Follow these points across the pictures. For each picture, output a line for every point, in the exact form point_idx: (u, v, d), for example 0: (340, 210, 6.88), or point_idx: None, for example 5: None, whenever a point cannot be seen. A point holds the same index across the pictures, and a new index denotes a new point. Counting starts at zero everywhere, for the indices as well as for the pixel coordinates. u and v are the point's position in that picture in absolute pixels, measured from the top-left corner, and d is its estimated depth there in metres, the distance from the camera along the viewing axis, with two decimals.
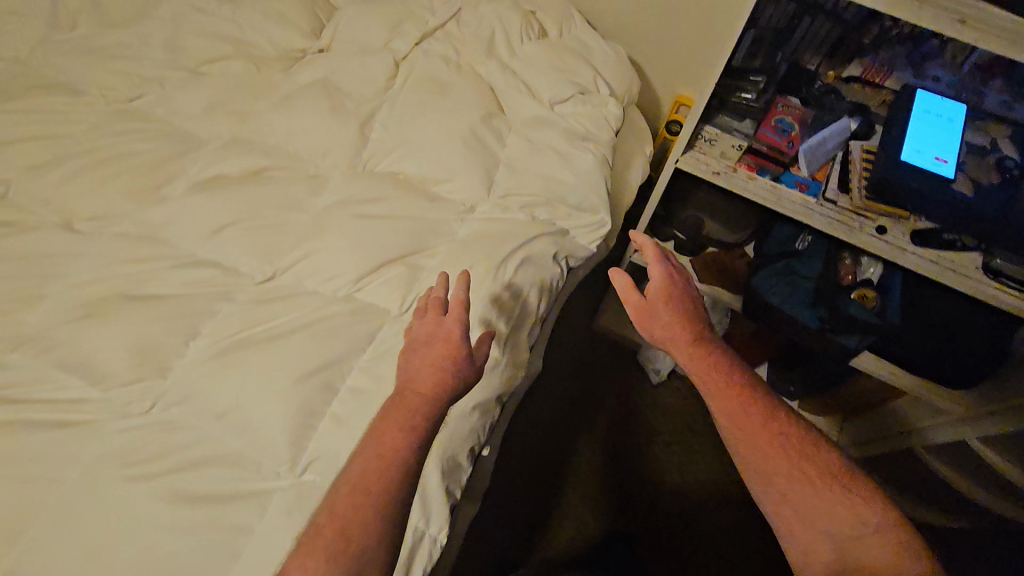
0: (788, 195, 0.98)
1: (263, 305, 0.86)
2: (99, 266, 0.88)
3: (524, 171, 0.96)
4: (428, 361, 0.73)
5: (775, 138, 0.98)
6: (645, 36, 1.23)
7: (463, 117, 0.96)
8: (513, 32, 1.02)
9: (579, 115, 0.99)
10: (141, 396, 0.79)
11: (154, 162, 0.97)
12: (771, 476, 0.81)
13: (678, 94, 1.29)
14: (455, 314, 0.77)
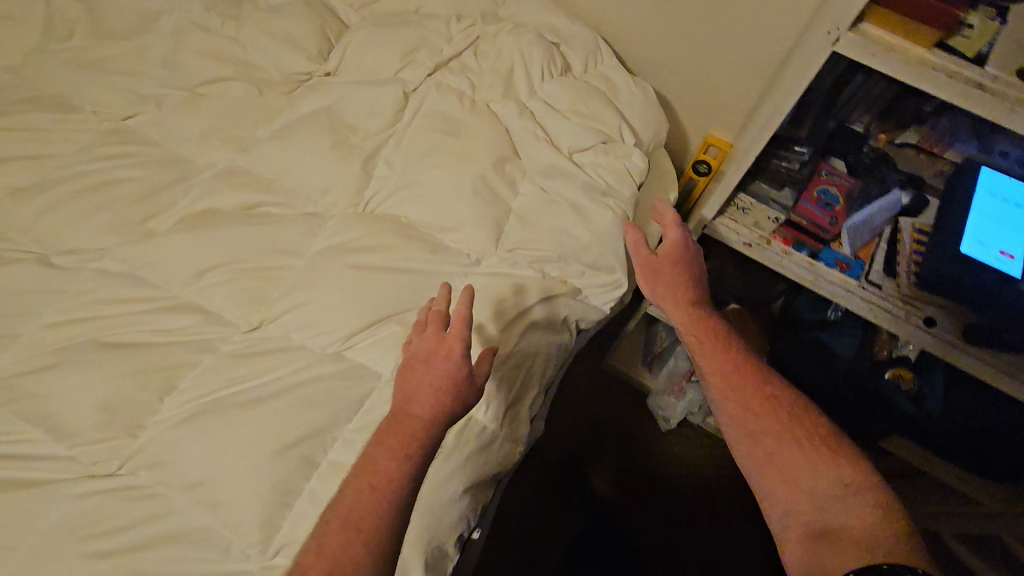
0: (826, 275, 0.94)
1: (246, 360, 0.80)
2: (76, 306, 0.82)
3: (536, 225, 0.89)
4: (426, 384, 0.70)
5: (816, 212, 0.97)
6: (677, 72, 1.13)
7: (474, 162, 0.88)
8: (534, 68, 0.94)
9: (599, 166, 0.91)
10: (108, 457, 0.73)
11: (143, 192, 0.91)
12: (755, 434, 0.81)
13: (709, 134, 1.19)
14: (456, 333, 0.72)
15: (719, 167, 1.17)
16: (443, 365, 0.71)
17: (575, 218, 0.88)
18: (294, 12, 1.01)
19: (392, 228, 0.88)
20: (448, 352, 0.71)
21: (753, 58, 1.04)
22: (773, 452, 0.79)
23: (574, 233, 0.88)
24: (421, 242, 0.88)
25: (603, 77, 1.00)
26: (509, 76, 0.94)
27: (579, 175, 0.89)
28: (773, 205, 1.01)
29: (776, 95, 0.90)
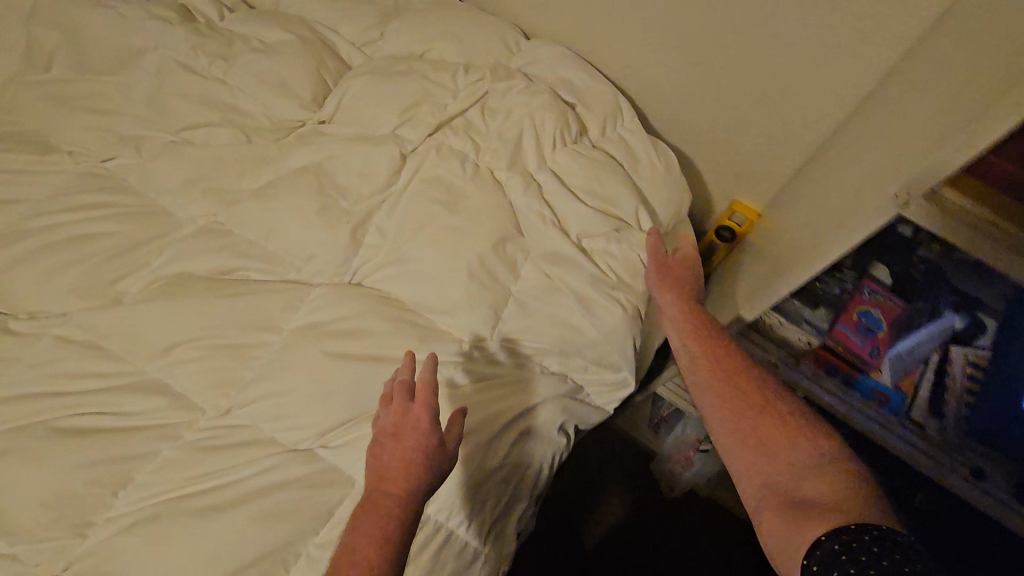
0: (861, 409, 0.89)
1: (209, 453, 0.73)
2: (32, 380, 0.76)
3: (537, 316, 0.80)
4: (399, 459, 0.63)
5: (854, 339, 0.90)
6: (705, 133, 1.03)
7: (473, 241, 0.80)
8: (546, 136, 0.86)
9: (610, 255, 0.84)
10: (52, 558, 0.67)
11: (113, 249, 0.84)
12: (740, 412, 0.71)
13: (735, 200, 1.08)
14: (424, 403, 0.66)
15: (745, 235, 1.09)
16: (413, 436, 0.65)
17: (582, 313, 0.80)
18: (289, 53, 0.92)
19: (378, 308, 0.80)
20: (417, 419, 0.65)
21: (790, 129, 0.93)
22: (749, 423, 0.70)
23: (580, 328, 0.79)
24: (409, 327, 0.79)
25: (620, 148, 0.92)
26: (516, 144, 0.85)
27: (589, 265, 0.81)
28: (807, 326, 0.94)
29: (817, 208, 0.81)
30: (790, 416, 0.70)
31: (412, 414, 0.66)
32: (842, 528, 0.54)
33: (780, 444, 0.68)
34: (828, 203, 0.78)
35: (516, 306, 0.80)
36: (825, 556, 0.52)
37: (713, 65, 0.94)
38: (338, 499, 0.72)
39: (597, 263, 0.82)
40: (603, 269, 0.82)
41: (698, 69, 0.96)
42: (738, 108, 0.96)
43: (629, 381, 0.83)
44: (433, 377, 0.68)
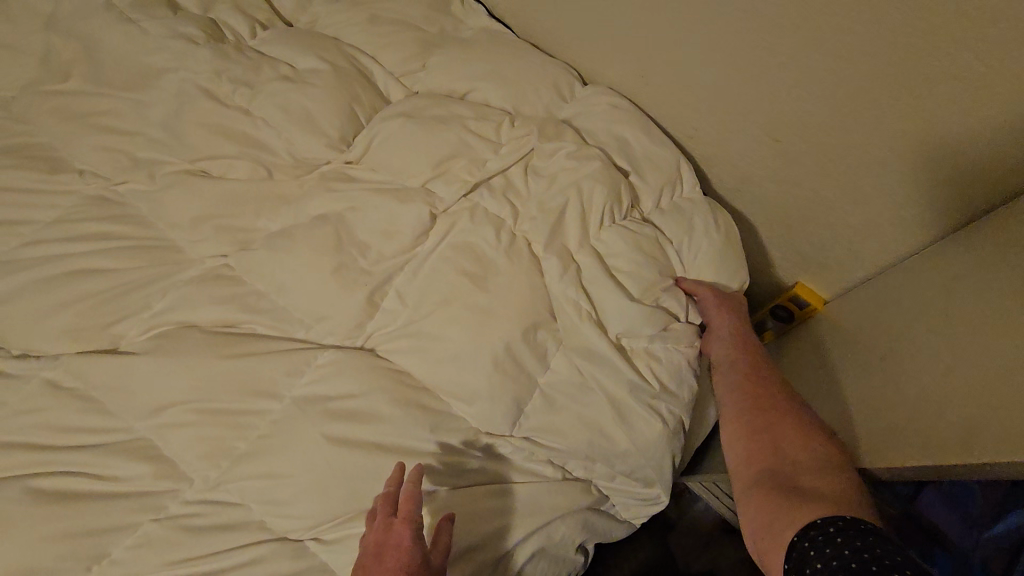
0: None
1: (192, 536, 0.67)
2: (12, 429, 0.70)
3: (571, 416, 0.73)
4: None
5: (943, 512, 0.77)
6: (769, 207, 0.93)
7: (502, 326, 0.72)
8: (592, 212, 0.79)
9: (653, 358, 0.78)
10: None
11: (116, 287, 0.78)
12: (756, 417, 0.74)
13: (798, 282, 0.98)
14: (407, 519, 0.58)
15: (805, 317, 0.99)
16: (395, 557, 0.56)
17: (623, 423, 0.74)
18: (322, 87, 0.86)
19: (388, 387, 0.72)
20: (399, 535, 0.57)
21: (874, 225, 0.83)
22: (760, 422, 0.73)
23: (619, 441, 0.74)
24: (420, 414, 0.70)
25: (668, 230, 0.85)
26: (559, 219, 0.79)
27: (637, 372, 0.76)
28: (889, 493, 0.81)
29: (911, 375, 0.73)
30: (805, 421, 0.72)
31: (395, 532, 0.58)
32: (818, 529, 0.56)
33: (789, 448, 0.69)
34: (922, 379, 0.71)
35: (546, 403, 0.73)
36: (801, 553, 0.55)
37: (790, 138, 0.84)
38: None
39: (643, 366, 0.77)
40: (649, 373, 0.77)
41: (773, 141, 0.86)
42: (815, 189, 0.86)
43: (664, 500, 0.78)
44: (416, 486, 0.61)
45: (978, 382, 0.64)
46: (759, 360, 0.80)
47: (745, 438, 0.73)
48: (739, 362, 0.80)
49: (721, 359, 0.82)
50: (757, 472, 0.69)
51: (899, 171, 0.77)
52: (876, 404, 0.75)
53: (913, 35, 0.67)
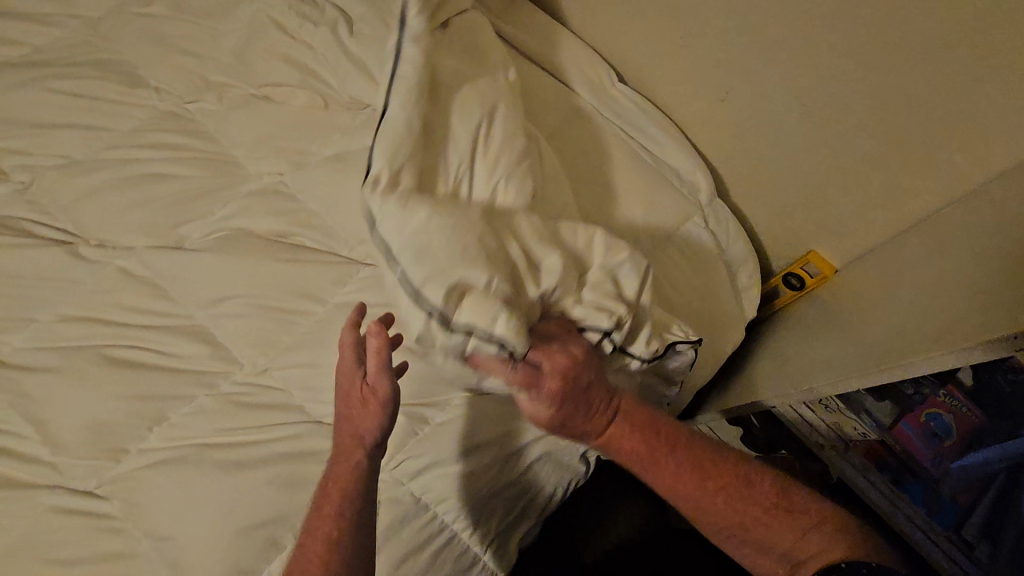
0: (908, 512, 0.82)
1: (237, 412, 0.75)
2: (90, 306, 0.80)
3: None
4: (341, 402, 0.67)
5: (916, 441, 0.78)
6: (783, 174, 0.95)
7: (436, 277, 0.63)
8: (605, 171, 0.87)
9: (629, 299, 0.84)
10: (88, 475, 0.73)
11: (182, 192, 0.87)
12: (676, 489, 0.75)
13: (813, 251, 0.98)
14: (349, 351, 0.67)
15: (814, 287, 1.00)
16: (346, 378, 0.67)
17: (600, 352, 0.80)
18: (378, 28, 0.93)
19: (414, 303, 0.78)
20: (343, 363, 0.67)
21: (839, 222, 0.92)
22: (704, 470, 0.76)
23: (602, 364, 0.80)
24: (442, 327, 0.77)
25: (682, 197, 0.92)
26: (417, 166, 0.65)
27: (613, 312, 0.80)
28: (866, 416, 0.82)
29: (884, 307, 0.81)
30: (713, 461, 0.77)
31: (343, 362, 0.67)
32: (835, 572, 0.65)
33: (736, 508, 0.74)
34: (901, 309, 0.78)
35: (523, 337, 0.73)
36: None
37: (775, 131, 0.93)
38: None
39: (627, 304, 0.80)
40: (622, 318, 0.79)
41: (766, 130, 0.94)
42: (795, 182, 0.94)
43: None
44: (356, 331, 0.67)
45: (950, 302, 0.72)
46: (648, 435, 0.76)
47: (712, 509, 0.75)
48: (640, 426, 0.76)
49: (636, 446, 0.76)
50: (723, 536, 0.76)
51: (879, 143, 0.82)
52: (853, 346, 0.81)
53: (884, 66, 0.77)
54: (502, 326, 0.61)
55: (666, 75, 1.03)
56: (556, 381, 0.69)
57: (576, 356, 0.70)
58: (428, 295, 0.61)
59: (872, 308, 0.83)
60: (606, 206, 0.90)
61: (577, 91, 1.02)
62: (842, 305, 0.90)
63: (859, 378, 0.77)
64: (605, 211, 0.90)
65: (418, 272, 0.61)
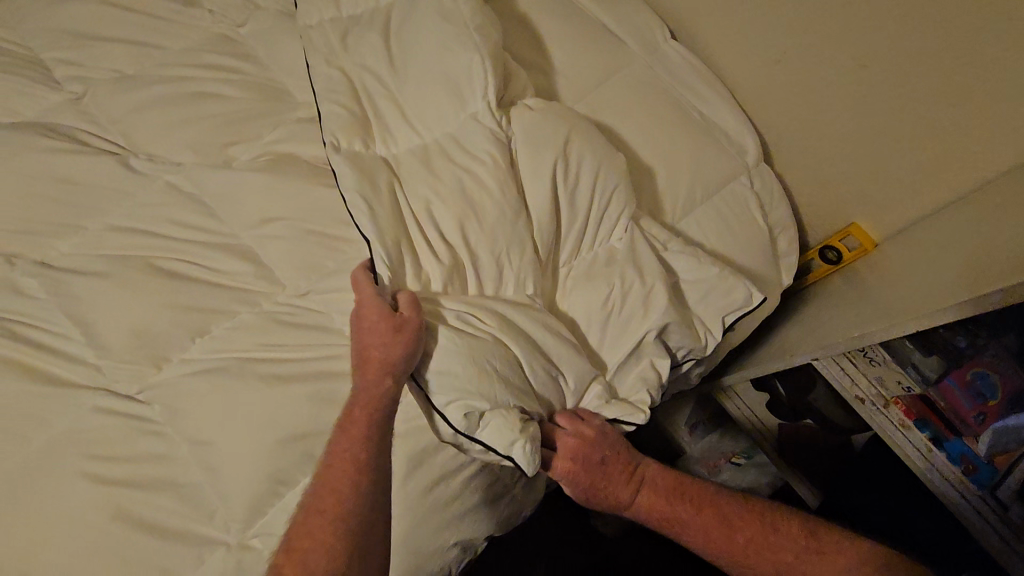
0: (943, 471, 0.74)
1: (278, 332, 0.76)
2: (138, 217, 0.81)
3: (602, 308, 0.79)
4: (363, 338, 0.66)
5: (960, 399, 0.76)
6: (823, 138, 0.93)
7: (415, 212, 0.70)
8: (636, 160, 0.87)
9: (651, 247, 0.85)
10: (130, 379, 0.74)
11: (230, 115, 0.87)
12: (713, 540, 0.73)
13: (853, 224, 0.96)
14: (369, 291, 0.66)
15: (851, 262, 0.96)
16: (367, 317, 0.66)
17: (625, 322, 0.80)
18: None
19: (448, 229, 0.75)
20: (366, 298, 0.66)
21: (895, 183, 0.88)
22: (734, 523, 0.74)
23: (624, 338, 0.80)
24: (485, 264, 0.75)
25: (727, 158, 0.92)
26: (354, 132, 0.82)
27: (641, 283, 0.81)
28: (912, 371, 0.81)
29: (926, 269, 0.80)
30: (738, 503, 0.76)
31: (367, 297, 0.66)
32: None
33: (771, 549, 0.71)
34: (945, 269, 0.76)
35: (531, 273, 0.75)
36: None
37: (827, 91, 0.90)
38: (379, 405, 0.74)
39: (648, 273, 0.82)
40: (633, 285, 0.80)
41: (817, 92, 0.91)
42: (841, 146, 0.92)
43: (642, 419, 0.78)
44: (385, 278, 0.69)
45: (999, 254, 0.70)
46: (670, 485, 0.77)
47: (748, 559, 0.72)
48: (664, 492, 0.77)
49: (666, 509, 0.76)
50: None
51: (929, 101, 0.81)
52: (886, 305, 0.79)
53: (939, 14, 0.77)
54: (525, 437, 0.67)
55: (722, 33, 1.00)
56: (567, 463, 0.74)
57: (586, 437, 0.75)
58: (451, 415, 0.67)
59: (912, 273, 0.82)
60: (651, 160, 0.89)
61: (629, 44, 1.00)
62: (874, 281, 0.88)
63: (894, 330, 0.74)
64: (651, 164, 0.89)
65: (450, 389, 0.67)
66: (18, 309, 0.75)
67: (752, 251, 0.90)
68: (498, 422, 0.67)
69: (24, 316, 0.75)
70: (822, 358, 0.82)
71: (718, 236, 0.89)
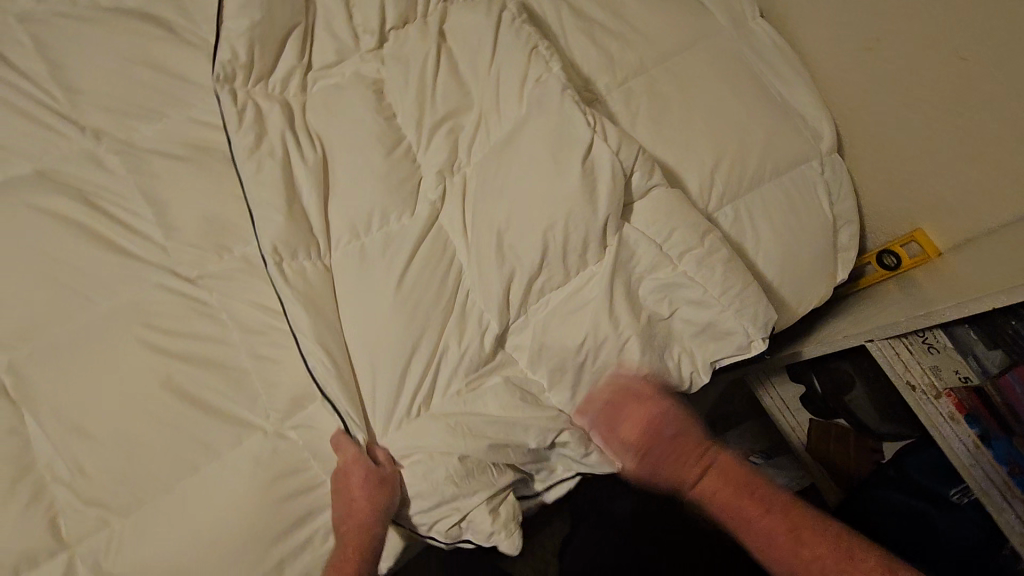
0: (986, 470, 0.70)
1: (339, 241, 0.78)
2: (218, 113, 0.82)
3: (579, 358, 0.77)
4: (348, 497, 0.69)
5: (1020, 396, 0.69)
6: (902, 127, 0.90)
7: (401, 231, 0.77)
8: (701, 136, 0.87)
9: (656, 263, 0.79)
10: (192, 264, 0.76)
11: (315, 20, 0.86)
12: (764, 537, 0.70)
13: (921, 229, 0.92)
14: (353, 456, 0.69)
15: (909, 269, 0.93)
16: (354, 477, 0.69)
17: (596, 380, 0.79)
18: None
19: (470, 236, 0.77)
20: (349, 460, 0.69)
21: (995, 144, 0.79)
22: (785, 527, 0.69)
23: (592, 393, 0.79)
24: (540, 208, 0.75)
25: (798, 141, 0.91)
26: (436, 64, 0.83)
27: (612, 337, 0.77)
28: (970, 361, 0.75)
29: (991, 264, 0.76)
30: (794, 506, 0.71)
31: (350, 459, 0.69)
32: None
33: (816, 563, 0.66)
34: (1009, 263, 0.72)
35: (592, 215, 0.75)
36: None
37: (923, 57, 0.84)
38: (421, 326, 0.75)
39: (624, 315, 0.77)
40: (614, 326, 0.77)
41: (908, 70, 0.86)
42: (936, 106, 0.85)
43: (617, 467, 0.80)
44: (364, 437, 0.71)
45: None
46: (730, 479, 0.74)
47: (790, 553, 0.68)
48: (722, 475, 0.75)
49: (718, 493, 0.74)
50: None
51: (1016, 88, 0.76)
52: (937, 296, 0.76)
53: None
54: (505, 535, 0.76)
55: (813, 15, 0.98)
56: (631, 431, 0.75)
57: (653, 411, 0.75)
58: (435, 531, 0.76)
59: (979, 268, 0.78)
60: (724, 134, 0.88)
61: (716, 16, 0.98)
62: (936, 278, 0.85)
63: (942, 314, 0.72)
64: (723, 136, 0.88)
65: (424, 517, 0.75)
66: (99, 182, 0.78)
67: (810, 240, 0.88)
68: (476, 525, 0.75)
69: (106, 189, 0.78)
70: (874, 341, 0.78)
71: (780, 218, 0.88)
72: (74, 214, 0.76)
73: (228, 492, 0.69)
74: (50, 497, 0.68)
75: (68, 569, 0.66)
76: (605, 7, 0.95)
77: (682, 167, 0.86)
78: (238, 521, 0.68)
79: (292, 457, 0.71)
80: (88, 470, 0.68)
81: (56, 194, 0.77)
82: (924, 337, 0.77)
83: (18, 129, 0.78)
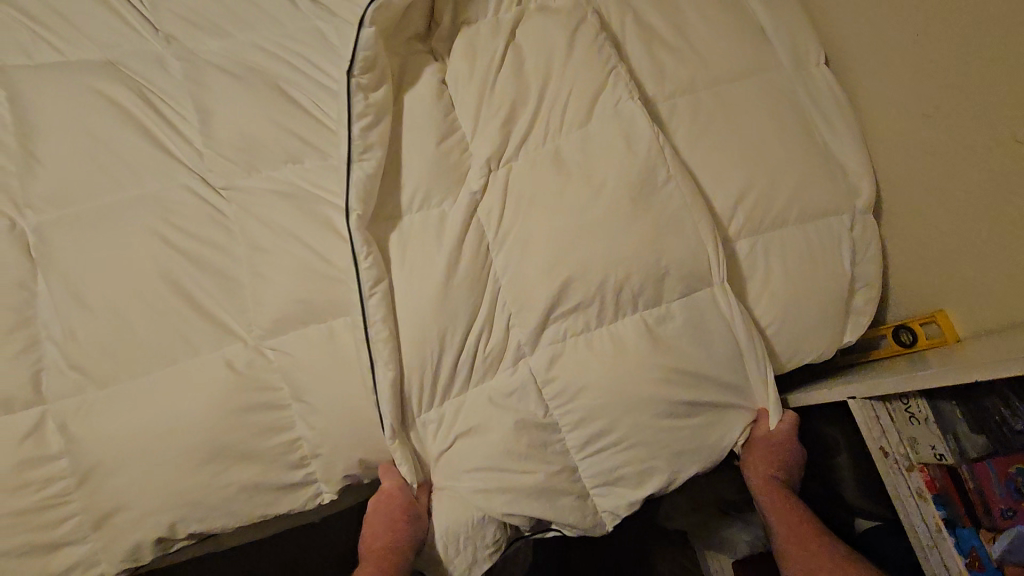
0: (943, 554, 0.69)
1: None
2: (277, 42, 0.86)
3: (573, 346, 0.77)
4: (381, 519, 0.75)
5: (992, 486, 0.67)
6: (944, 192, 0.87)
7: (419, 186, 0.79)
8: (735, 164, 0.87)
9: (698, 334, 0.79)
10: (219, 174, 0.80)
11: None
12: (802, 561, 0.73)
13: (941, 309, 0.89)
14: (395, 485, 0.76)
15: (924, 349, 0.89)
16: (395, 501, 0.76)
17: (621, 447, 0.78)
18: None
19: (484, 203, 0.79)
20: (388, 489, 0.76)
21: None
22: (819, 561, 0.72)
23: (610, 454, 0.78)
24: None
25: (833, 190, 0.89)
26: (497, 38, 0.84)
27: (667, 405, 0.77)
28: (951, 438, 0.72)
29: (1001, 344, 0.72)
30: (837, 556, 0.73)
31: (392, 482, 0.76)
32: None
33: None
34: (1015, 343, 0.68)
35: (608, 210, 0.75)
36: None
37: (971, 122, 0.81)
38: (416, 276, 0.76)
39: (674, 398, 0.77)
40: (614, 316, 0.78)
41: (956, 135, 0.84)
42: (978, 162, 0.81)
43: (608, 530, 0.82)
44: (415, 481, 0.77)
45: None
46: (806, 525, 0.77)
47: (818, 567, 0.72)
48: (794, 528, 0.77)
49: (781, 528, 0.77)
50: None
51: None
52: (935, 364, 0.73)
53: None
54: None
55: (877, 69, 0.96)
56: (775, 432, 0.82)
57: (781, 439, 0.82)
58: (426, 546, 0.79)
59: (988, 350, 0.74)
60: (759, 169, 0.87)
61: (780, 55, 0.97)
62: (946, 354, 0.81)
63: (927, 381, 0.69)
64: (758, 168, 0.87)
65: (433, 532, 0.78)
66: (156, 82, 0.83)
67: (823, 290, 0.87)
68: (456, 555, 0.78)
69: (161, 90, 0.83)
70: (856, 399, 0.76)
71: (798, 261, 0.87)
72: (128, 105, 0.82)
73: (197, 391, 0.71)
74: (38, 354, 0.72)
75: (37, 424, 0.70)
76: (672, 24, 0.95)
77: (710, 190, 0.86)
78: (198, 420, 0.71)
79: (264, 371, 0.74)
80: (78, 337, 0.72)
81: (116, 85, 0.82)
82: (906, 405, 0.75)
83: (101, 22, 0.85)
